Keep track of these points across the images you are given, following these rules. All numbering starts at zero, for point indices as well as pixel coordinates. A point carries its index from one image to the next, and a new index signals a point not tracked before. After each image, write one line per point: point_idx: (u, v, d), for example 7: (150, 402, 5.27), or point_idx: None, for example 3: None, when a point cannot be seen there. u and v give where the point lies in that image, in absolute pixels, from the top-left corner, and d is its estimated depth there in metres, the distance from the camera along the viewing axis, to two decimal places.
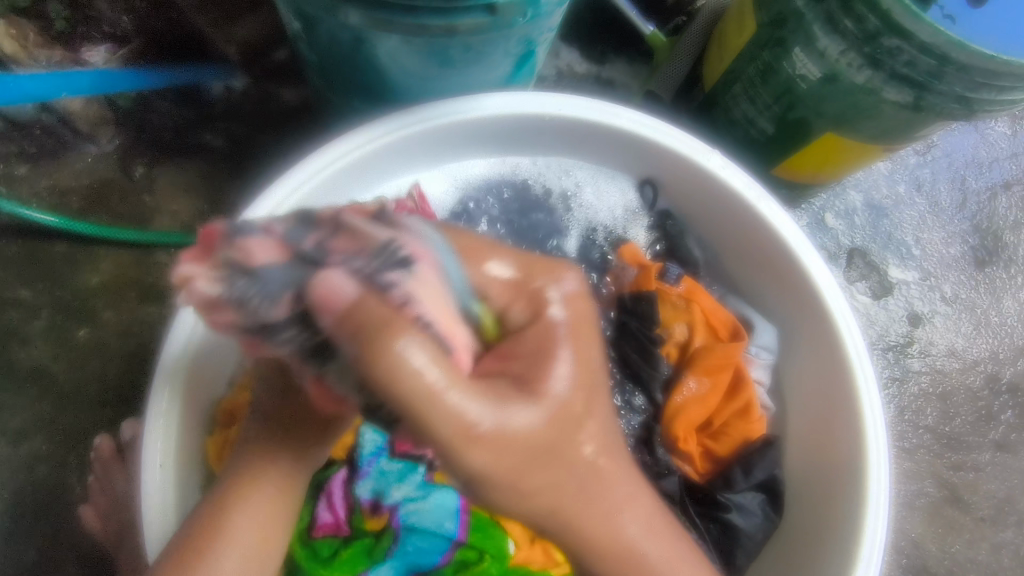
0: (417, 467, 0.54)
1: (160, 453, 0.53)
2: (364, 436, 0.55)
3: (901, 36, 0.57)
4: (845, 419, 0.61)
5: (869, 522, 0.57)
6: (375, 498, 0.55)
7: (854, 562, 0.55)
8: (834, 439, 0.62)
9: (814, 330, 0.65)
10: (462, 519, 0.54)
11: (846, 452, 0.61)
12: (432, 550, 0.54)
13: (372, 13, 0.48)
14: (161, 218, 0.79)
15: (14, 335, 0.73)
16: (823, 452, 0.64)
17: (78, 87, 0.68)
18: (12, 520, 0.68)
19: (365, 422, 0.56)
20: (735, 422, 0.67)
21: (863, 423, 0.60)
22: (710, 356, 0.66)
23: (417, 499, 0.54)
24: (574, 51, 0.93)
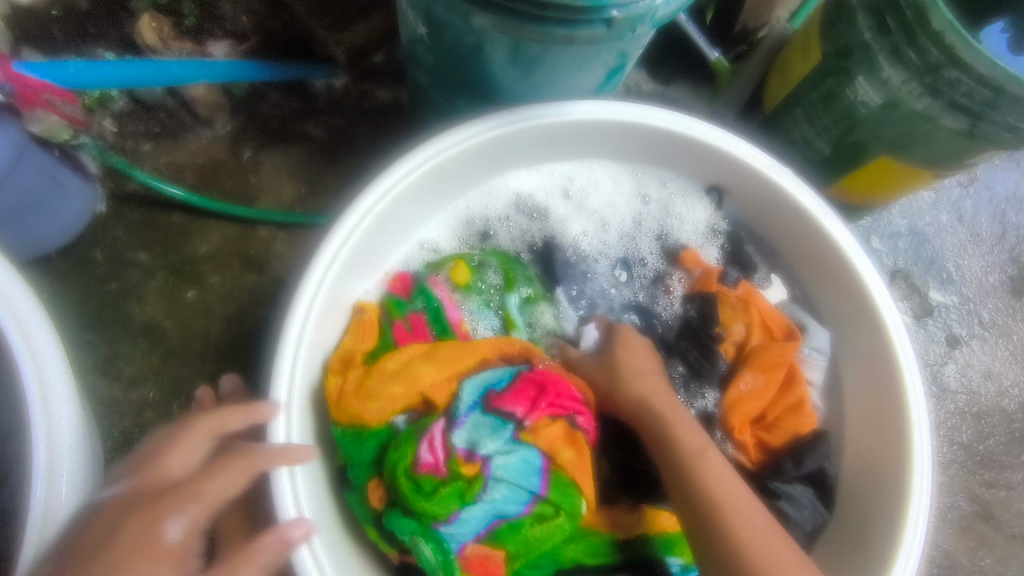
0: (507, 424, 0.61)
1: (284, 391, 0.58)
2: (465, 392, 0.63)
3: (961, 69, 0.64)
4: (894, 423, 0.66)
5: (914, 513, 0.62)
6: (469, 447, 0.60)
7: (896, 549, 0.61)
8: (883, 439, 0.67)
9: (866, 336, 0.71)
10: (544, 476, 0.61)
11: (893, 452, 0.66)
12: (515, 500, 0.60)
13: (502, 20, 0.56)
14: (264, 197, 0.87)
15: (130, 293, 0.81)
16: (872, 450, 0.69)
17: (214, 75, 0.77)
18: (122, 457, 0.76)
19: (466, 380, 0.64)
20: (788, 415, 0.72)
21: (912, 425, 0.65)
22: (766, 355, 0.71)
23: (507, 452, 0.60)
24: (642, 71, 1.01)
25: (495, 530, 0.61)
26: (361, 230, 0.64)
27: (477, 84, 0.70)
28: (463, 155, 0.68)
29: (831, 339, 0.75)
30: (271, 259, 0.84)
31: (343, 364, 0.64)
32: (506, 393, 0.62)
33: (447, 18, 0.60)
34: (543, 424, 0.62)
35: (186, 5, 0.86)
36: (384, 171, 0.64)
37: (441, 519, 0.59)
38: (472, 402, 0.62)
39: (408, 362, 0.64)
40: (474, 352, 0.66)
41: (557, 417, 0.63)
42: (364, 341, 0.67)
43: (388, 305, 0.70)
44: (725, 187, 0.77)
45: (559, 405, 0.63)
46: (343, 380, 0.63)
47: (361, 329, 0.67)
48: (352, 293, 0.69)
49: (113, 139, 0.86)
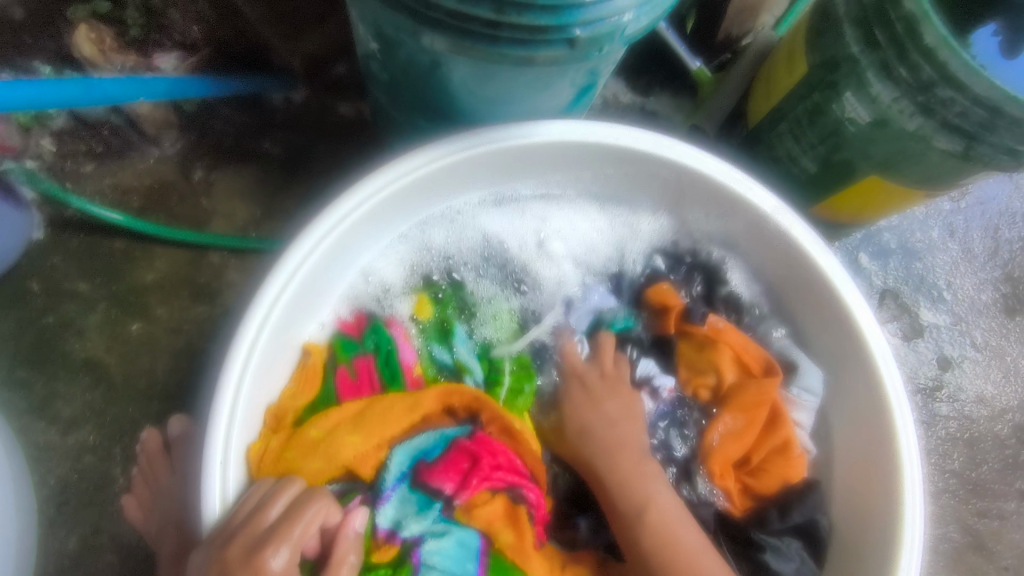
0: (435, 504, 0.59)
1: (221, 449, 0.52)
2: (392, 463, 0.59)
3: (955, 87, 0.59)
4: (883, 465, 0.63)
5: (905, 563, 0.59)
6: (392, 528, 0.58)
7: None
8: (872, 481, 0.64)
9: (855, 372, 0.67)
10: (482, 560, 0.59)
11: (883, 496, 0.62)
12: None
13: (455, 40, 0.51)
14: (216, 221, 0.81)
15: (69, 326, 0.75)
16: (858, 491, 0.65)
17: (154, 92, 0.71)
18: (60, 506, 0.71)
19: (394, 450, 0.59)
20: (775, 460, 0.67)
21: (903, 469, 0.61)
22: (744, 395, 0.67)
23: (438, 535, 0.58)
24: (621, 81, 0.96)
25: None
26: (307, 267, 0.58)
27: (437, 103, 0.65)
28: (418, 182, 0.63)
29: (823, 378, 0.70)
30: (222, 288, 0.78)
31: (274, 425, 0.59)
32: (437, 467, 0.59)
33: (398, 35, 0.55)
34: (479, 500, 0.59)
35: (130, 13, 0.79)
36: (331, 203, 0.59)
37: None
38: (401, 474, 0.59)
39: (339, 426, 0.59)
40: (416, 410, 0.61)
41: (494, 491, 0.60)
42: (306, 391, 0.62)
43: (336, 347, 0.65)
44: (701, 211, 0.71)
45: (496, 477, 0.59)
46: (278, 440, 0.58)
47: (305, 376, 0.63)
48: (300, 334, 0.63)
49: (51, 159, 0.80)
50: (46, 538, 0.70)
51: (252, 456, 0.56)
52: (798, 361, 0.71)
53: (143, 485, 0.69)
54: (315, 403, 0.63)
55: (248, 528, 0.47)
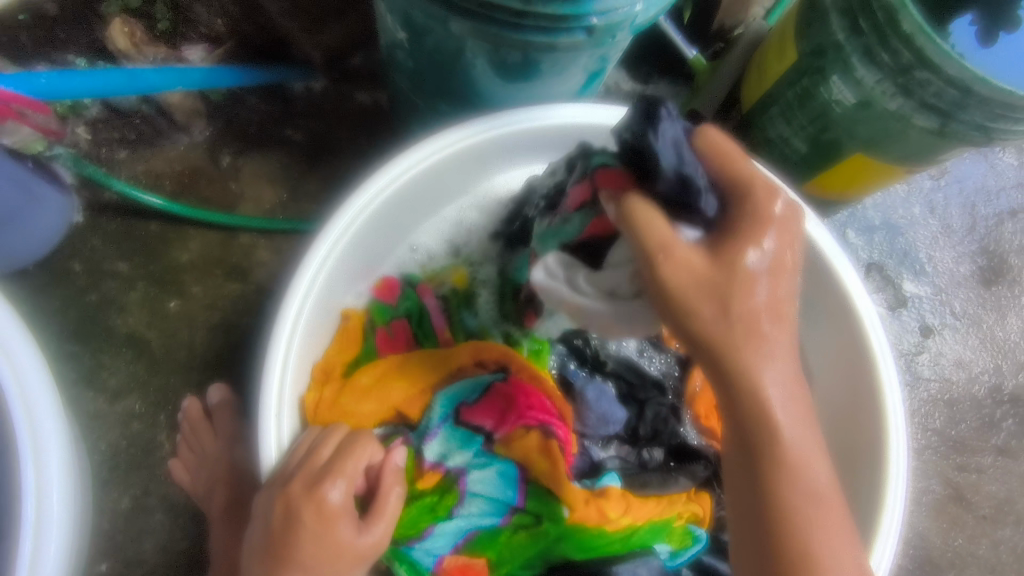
0: (477, 437, 0.65)
1: (275, 399, 0.58)
2: (436, 405, 0.65)
3: (931, 70, 0.65)
4: (869, 413, 0.68)
5: (890, 500, 0.65)
6: (438, 461, 0.65)
7: (874, 536, 0.64)
8: (857, 425, 0.70)
9: (837, 326, 0.72)
10: (520, 488, 0.65)
11: (868, 441, 0.68)
12: (492, 512, 0.64)
13: (483, 29, 0.56)
14: (246, 204, 0.86)
15: (111, 303, 0.80)
16: (840, 433, 0.71)
17: (191, 81, 0.77)
18: (108, 470, 0.75)
19: (438, 393, 0.66)
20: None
21: (886, 415, 0.67)
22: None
23: (480, 466, 0.64)
24: (622, 70, 1.02)
25: (478, 539, 0.64)
26: (347, 237, 0.64)
27: (459, 89, 0.70)
28: (446, 161, 0.68)
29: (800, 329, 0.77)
30: (253, 266, 0.83)
31: (322, 377, 0.65)
32: (476, 407, 0.65)
33: (428, 25, 0.60)
34: (517, 435, 0.64)
35: (159, 8, 0.83)
36: (368, 177, 0.64)
37: (415, 536, 0.64)
38: (446, 414, 0.65)
39: (383, 377, 0.65)
40: (450, 362, 0.67)
41: (530, 427, 0.64)
42: (347, 350, 0.68)
43: (373, 312, 0.71)
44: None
45: (531, 415, 0.64)
46: (326, 393, 0.63)
47: (345, 338, 0.68)
48: (341, 300, 0.69)
49: (87, 147, 0.84)
50: (96, 501, 0.74)
51: (306, 401, 0.63)
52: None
53: (188, 450, 0.74)
54: (356, 358, 0.69)
55: (306, 467, 0.54)
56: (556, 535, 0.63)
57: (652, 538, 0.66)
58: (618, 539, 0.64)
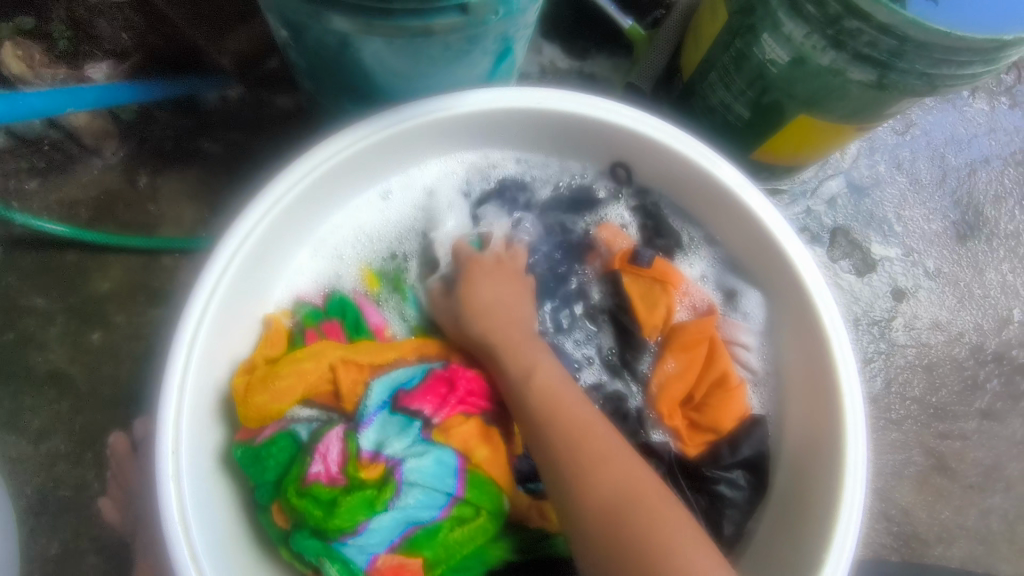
0: (416, 423, 0.61)
1: (172, 437, 0.55)
2: (373, 391, 0.62)
3: (860, 18, 0.60)
4: (828, 394, 0.63)
5: (845, 508, 0.58)
6: (375, 449, 0.60)
7: (831, 530, 0.58)
8: (818, 404, 0.65)
9: (798, 319, 0.68)
10: (461, 477, 0.60)
11: (827, 423, 0.63)
12: (431, 505, 0.59)
13: (352, 17, 0.51)
14: (166, 225, 0.83)
15: (31, 341, 0.77)
16: (811, 421, 0.66)
17: (84, 102, 0.71)
18: (38, 515, 0.73)
19: (377, 379, 0.63)
20: (716, 394, 0.69)
21: (842, 395, 0.62)
22: (685, 333, 0.70)
23: (417, 455, 0.59)
24: (556, 47, 0.96)
25: (413, 536, 0.59)
26: (244, 254, 0.60)
27: (357, 85, 0.66)
28: (349, 162, 0.64)
29: (762, 304, 0.72)
30: (177, 290, 0.80)
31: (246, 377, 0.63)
32: (416, 391, 0.62)
33: (302, 19, 0.55)
34: (455, 422, 0.62)
35: (56, 26, 0.79)
36: (262, 189, 0.60)
37: (348, 531, 0.57)
38: (381, 402, 0.62)
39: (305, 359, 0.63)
40: (394, 348, 0.66)
41: (470, 415, 0.63)
42: (272, 350, 0.65)
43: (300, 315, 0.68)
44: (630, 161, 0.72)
45: (470, 402, 0.63)
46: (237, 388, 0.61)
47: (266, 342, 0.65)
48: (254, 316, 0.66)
49: None
50: (26, 547, 0.72)
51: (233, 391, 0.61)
52: (741, 292, 0.74)
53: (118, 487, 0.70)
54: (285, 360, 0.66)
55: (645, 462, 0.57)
56: (494, 529, 0.61)
57: None
58: (561, 542, 0.64)
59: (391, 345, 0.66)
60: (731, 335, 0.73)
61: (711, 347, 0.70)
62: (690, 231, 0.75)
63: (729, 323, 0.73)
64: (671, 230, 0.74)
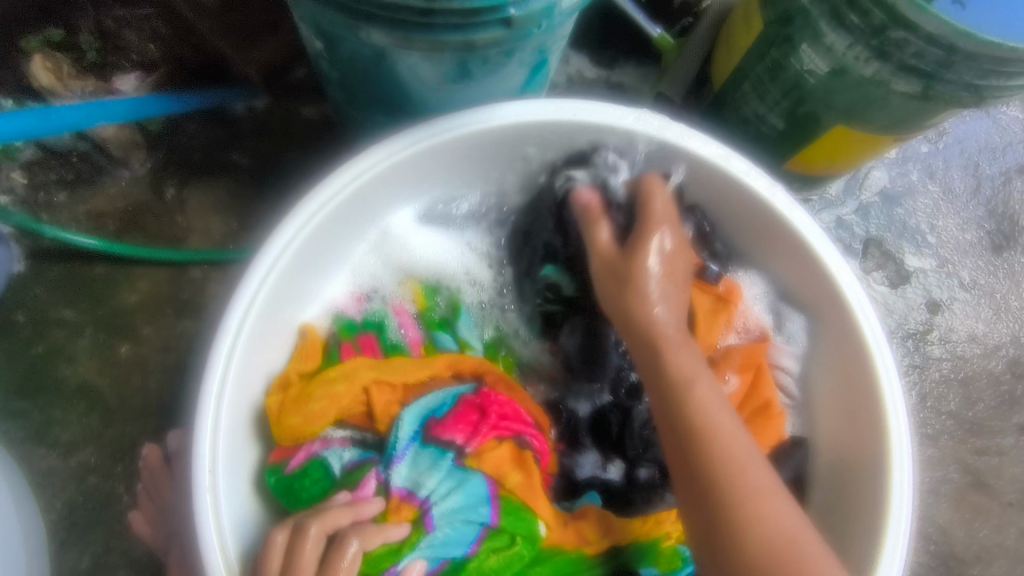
0: (447, 454, 0.60)
1: (208, 458, 0.54)
2: (403, 424, 0.61)
3: (906, 28, 0.59)
4: (871, 423, 0.62)
5: (890, 534, 0.57)
6: (408, 486, 0.59)
7: (876, 557, 0.56)
8: (859, 424, 0.63)
9: (839, 338, 0.66)
10: (494, 504, 0.60)
11: (870, 443, 0.61)
12: (461, 540, 0.59)
13: (392, 32, 0.51)
14: (194, 236, 0.82)
15: (60, 353, 0.77)
16: (851, 439, 0.64)
17: (114, 115, 0.71)
18: (67, 529, 0.73)
19: (405, 409, 0.62)
20: (760, 418, 0.68)
21: (888, 419, 0.60)
22: (741, 356, 0.69)
23: (448, 491, 0.59)
24: (583, 56, 0.95)
25: (447, 568, 0.59)
26: (279, 269, 0.59)
27: (390, 97, 0.65)
28: (383, 177, 0.63)
29: (806, 327, 0.71)
30: (205, 302, 0.79)
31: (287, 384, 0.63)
32: (447, 421, 0.61)
33: (339, 32, 0.54)
34: (488, 448, 0.61)
35: (84, 38, 0.80)
36: (296, 205, 0.59)
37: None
38: (413, 433, 0.61)
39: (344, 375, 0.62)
40: (429, 368, 0.65)
41: (501, 441, 0.62)
42: (309, 362, 0.65)
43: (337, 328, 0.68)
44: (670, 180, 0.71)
45: (504, 427, 0.62)
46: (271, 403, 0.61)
47: (305, 352, 0.65)
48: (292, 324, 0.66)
49: (24, 192, 0.81)
50: (55, 561, 0.72)
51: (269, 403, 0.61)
52: (785, 315, 0.72)
53: (147, 502, 0.70)
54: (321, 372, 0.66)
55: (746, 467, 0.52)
56: (530, 556, 0.60)
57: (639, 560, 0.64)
58: (595, 562, 0.64)
59: (424, 364, 0.65)
60: (772, 359, 0.71)
61: (757, 373, 0.69)
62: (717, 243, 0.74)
63: (772, 347, 0.71)
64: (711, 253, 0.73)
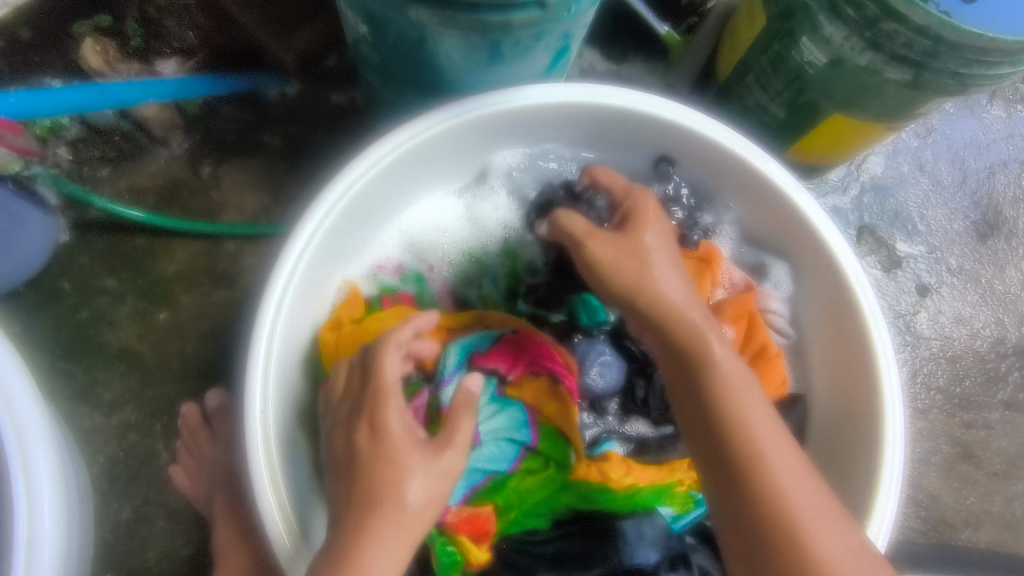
0: (492, 382, 0.67)
1: (259, 401, 0.58)
2: (450, 354, 0.68)
3: (898, 20, 0.65)
4: (864, 382, 0.67)
5: (885, 480, 0.62)
6: None
7: (873, 502, 0.61)
8: (854, 383, 0.68)
9: (834, 306, 0.71)
10: (532, 429, 0.67)
11: (864, 399, 0.66)
12: (503, 458, 0.66)
13: (437, 12, 0.56)
14: (229, 212, 0.87)
15: (103, 318, 0.81)
16: (848, 401, 0.69)
17: (162, 93, 0.76)
18: (108, 483, 0.77)
19: (450, 343, 0.69)
20: (758, 364, 0.72)
21: (881, 378, 0.65)
22: (731, 308, 0.73)
23: (492, 414, 0.67)
24: (595, 51, 1.01)
25: (488, 486, 0.66)
26: (320, 234, 0.64)
27: (424, 78, 0.70)
28: (416, 151, 0.69)
29: (791, 273, 0.77)
30: (240, 273, 0.84)
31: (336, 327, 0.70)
32: (491, 353, 0.67)
33: (386, 13, 0.60)
34: (527, 379, 0.68)
35: (130, 25, 0.85)
36: (337, 175, 0.64)
37: None
38: (460, 363, 0.68)
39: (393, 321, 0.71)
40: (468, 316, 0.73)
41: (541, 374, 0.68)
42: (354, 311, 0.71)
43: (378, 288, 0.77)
44: (670, 155, 0.75)
45: (541, 363, 0.67)
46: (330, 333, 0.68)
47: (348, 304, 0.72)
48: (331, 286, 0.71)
49: (69, 167, 0.85)
50: (98, 513, 0.76)
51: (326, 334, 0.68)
52: (769, 264, 0.78)
53: (188, 456, 0.75)
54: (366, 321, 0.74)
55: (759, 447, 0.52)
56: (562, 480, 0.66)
57: (655, 499, 0.68)
58: (620, 496, 0.66)
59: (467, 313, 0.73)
60: (763, 304, 0.77)
61: (749, 320, 0.74)
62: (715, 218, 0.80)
63: (761, 294, 0.77)
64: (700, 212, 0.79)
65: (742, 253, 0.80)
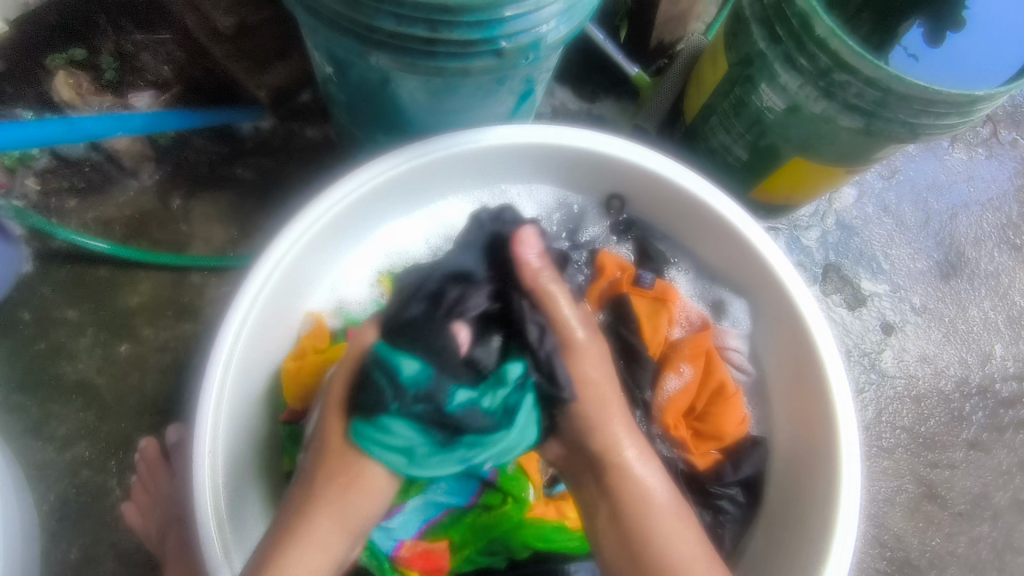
0: None
1: (208, 440, 0.58)
2: None
3: (848, 71, 0.67)
4: (822, 415, 0.67)
5: (841, 517, 0.62)
6: None
7: (829, 538, 0.61)
8: (813, 417, 0.69)
9: (791, 341, 0.72)
10: None
11: (822, 432, 0.67)
12: (459, 491, 0.65)
13: (397, 57, 0.57)
14: (196, 244, 0.87)
15: (62, 351, 0.80)
16: (806, 434, 0.69)
17: (132, 127, 0.76)
18: (58, 520, 0.75)
19: None
20: (715, 403, 0.73)
21: (836, 412, 0.65)
22: (689, 345, 0.74)
23: None
24: (567, 90, 1.03)
25: (445, 520, 0.65)
26: (279, 271, 0.64)
27: (390, 118, 0.71)
28: (380, 189, 0.69)
29: (748, 310, 0.78)
30: (204, 305, 0.83)
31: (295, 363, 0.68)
32: None
33: (349, 58, 0.61)
34: None
35: (104, 58, 0.86)
36: (298, 213, 0.65)
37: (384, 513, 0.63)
38: None
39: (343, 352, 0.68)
40: None
41: None
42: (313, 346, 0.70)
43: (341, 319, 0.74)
44: (623, 195, 0.78)
45: None
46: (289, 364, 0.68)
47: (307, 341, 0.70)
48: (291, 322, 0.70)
49: (37, 197, 0.85)
50: (45, 552, 0.74)
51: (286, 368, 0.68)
52: (727, 301, 0.79)
53: (141, 492, 0.73)
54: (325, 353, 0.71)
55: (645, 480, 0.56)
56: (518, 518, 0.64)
57: None
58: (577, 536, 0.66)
59: None
60: (721, 342, 0.77)
61: (706, 359, 0.74)
62: (677, 254, 0.81)
63: (719, 331, 0.78)
64: (658, 252, 0.80)
65: (696, 289, 0.81)
